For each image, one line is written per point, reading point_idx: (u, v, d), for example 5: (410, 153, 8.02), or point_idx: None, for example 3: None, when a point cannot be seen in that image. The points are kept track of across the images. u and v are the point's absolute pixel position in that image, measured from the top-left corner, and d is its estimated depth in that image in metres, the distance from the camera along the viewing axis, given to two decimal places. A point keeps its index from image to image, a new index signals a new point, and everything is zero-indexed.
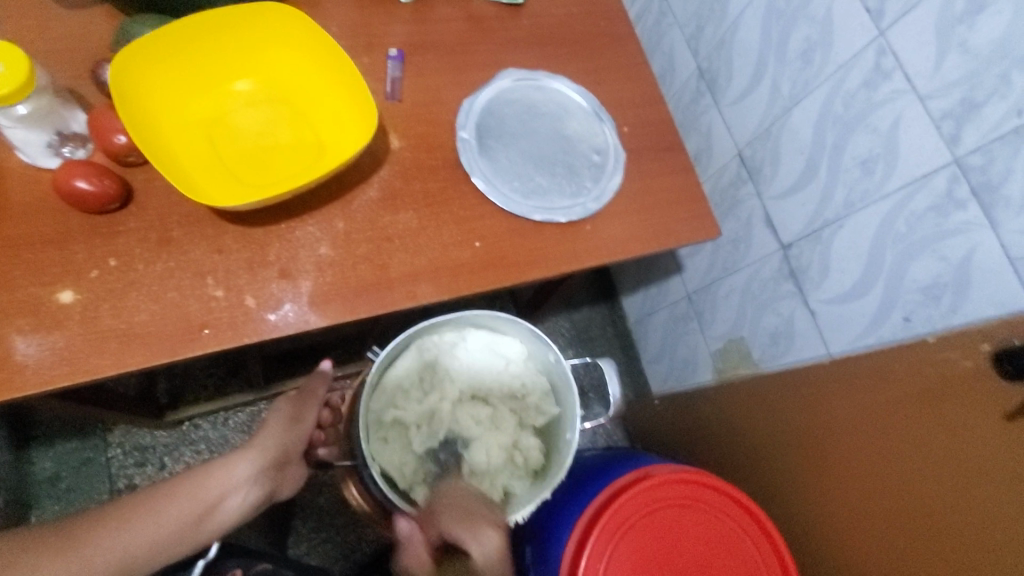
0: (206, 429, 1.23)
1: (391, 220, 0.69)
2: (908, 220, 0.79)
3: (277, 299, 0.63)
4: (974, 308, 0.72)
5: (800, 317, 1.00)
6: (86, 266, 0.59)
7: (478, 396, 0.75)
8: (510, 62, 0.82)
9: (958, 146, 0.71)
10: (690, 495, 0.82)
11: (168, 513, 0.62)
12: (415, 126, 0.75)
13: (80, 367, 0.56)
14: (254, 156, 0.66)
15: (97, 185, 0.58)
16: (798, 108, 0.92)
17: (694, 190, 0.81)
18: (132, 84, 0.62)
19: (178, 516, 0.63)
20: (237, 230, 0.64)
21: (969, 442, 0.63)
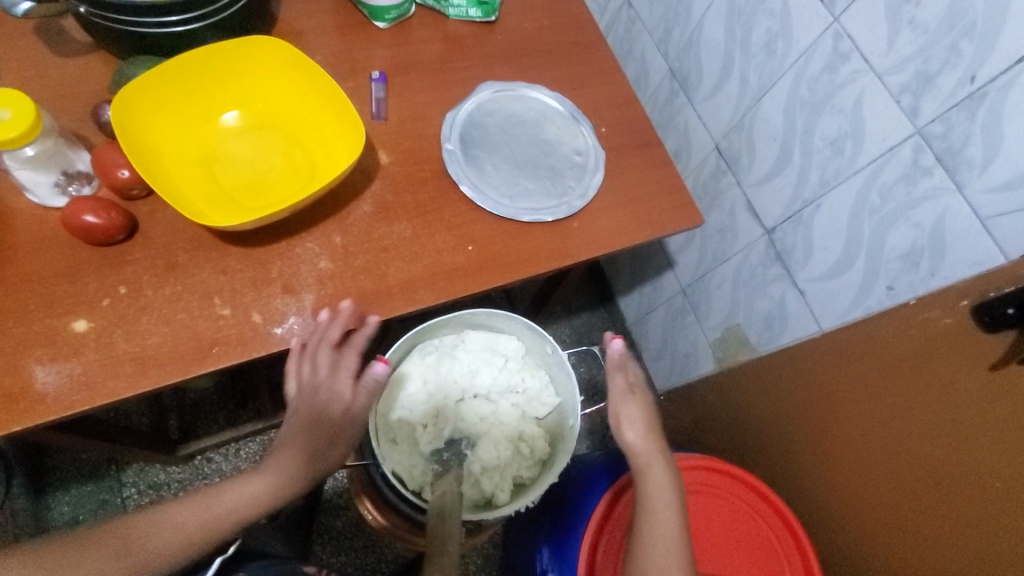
0: (218, 461, 1.24)
1: (386, 231, 0.72)
2: (881, 192, 0.82)
3: (282, 313, 0.66)
4: (951, 269, 0.76)
5: (791, 298, 1.03)
6: (98, 295, 0.62)
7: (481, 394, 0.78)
8: (489, 76, 0.86)
9: (919, 117, 0.74)
10: (702, 482, 0.85)
11: (186, 539, 0.59)
12: (402, 142, 0.78)
13: (98, 391, 0.58)
14: (250, 181, 0.70)
15: (105, 218, 0.61)
16: (767, 97, 0.96)
17: (675, 181, 0.85)
18: (131, 121, 0.65)
19: (195, 540, 0.59)
20: (239, 251, 0.67)
21: (960, 396, 0.66)
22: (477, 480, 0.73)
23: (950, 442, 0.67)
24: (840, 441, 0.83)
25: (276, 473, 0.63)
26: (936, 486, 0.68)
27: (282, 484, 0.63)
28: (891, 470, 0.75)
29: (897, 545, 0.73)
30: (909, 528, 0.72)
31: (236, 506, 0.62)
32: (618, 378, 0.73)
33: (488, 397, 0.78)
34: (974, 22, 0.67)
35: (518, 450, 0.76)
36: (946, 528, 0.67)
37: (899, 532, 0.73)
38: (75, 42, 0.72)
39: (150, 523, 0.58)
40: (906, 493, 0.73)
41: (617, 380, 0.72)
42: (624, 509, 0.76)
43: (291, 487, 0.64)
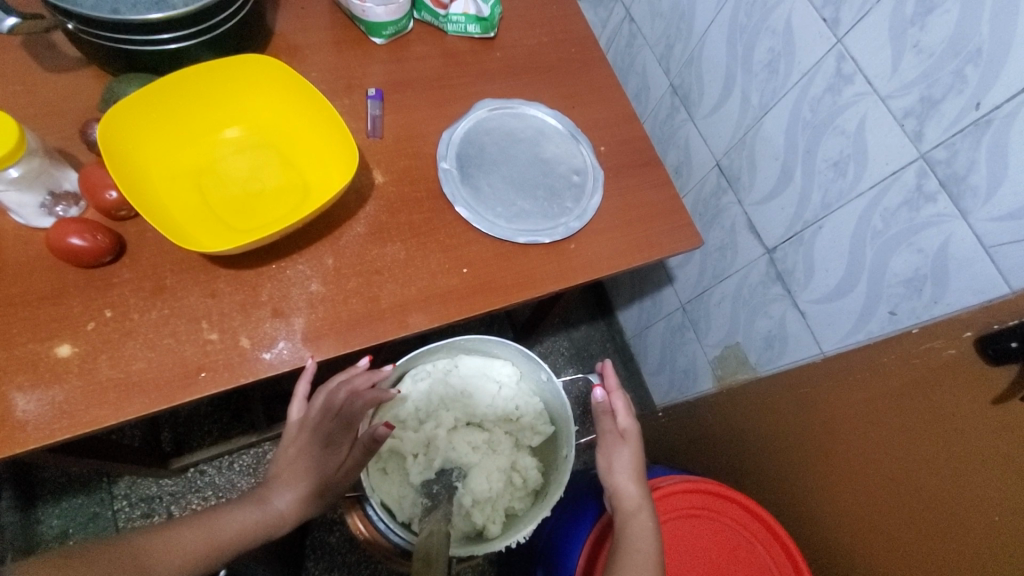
0: (211, 474, 1.23)
1: (379, 252, 0.71)
2: (884, 216, 0.81)
3: (271, 337, 0.64)
4: (955, 297, 0.74)
5: (791, 319, 1.01)
6: (83, 319, 0.61)
7: (474, 422, 0.77)
8: (487, 93, 0.85)
9: (922, 142, 0.73)
10: (698, 505, 0.84)
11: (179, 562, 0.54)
12: (398, 161, 0.77)
13: (80, 419, 0.57)
14: (241, 203, 0.68)
15: (90, 241, 0.60)
16: (769, 117, 0.95)
17: (674, 202, 0.84)
18: (120, 143, 0.64)
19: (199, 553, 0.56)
20: (229, 273, 0.66)
21: (962, 430, 0.64)
22: (468, 512, 0.72)
23: (948, 474, 0.66)
24: (839, 468, 0.82)
25: (268, 501, 0.62)
26: (934, 519, 0.67)
27: (273, 514, 0.62)
28: (888, 501, 0.74)
29: None
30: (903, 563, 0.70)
31: (229, 533, 0.59)
32: (608, 423, 0.74)
33: (482, 425, 0.77)
34: (980, 49, 0.65)
35: (510, 480, 0.75)
36: (940, 563, 0.65)
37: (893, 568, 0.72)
38: (66, 58, 0.71)
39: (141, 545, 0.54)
40: (903, 526, 0.71)
41: (606, 424, 0.74)
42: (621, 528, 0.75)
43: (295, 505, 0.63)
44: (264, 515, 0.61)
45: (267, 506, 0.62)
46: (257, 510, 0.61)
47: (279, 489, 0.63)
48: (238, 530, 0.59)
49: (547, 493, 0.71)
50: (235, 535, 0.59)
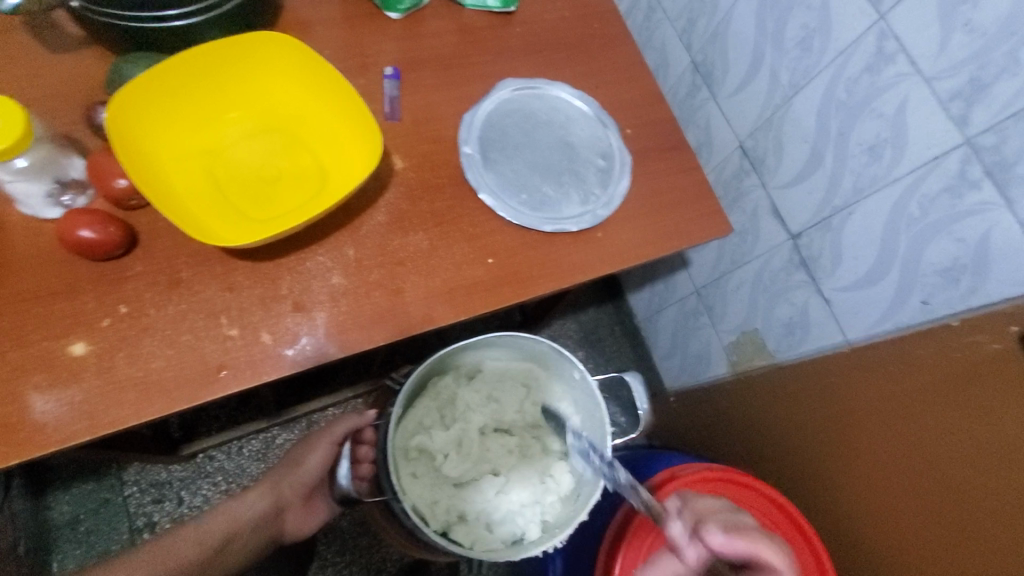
0: (221, 459, 1.21)
1: (401, 243, 0.68)
2: (921, 203, 0.78)
3: (293, 333, 0.62)
4: (995, 288, 0.72)
5: (814, 306, 0.99)
6: (97, 315, 0.58)
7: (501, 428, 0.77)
8: (508, 72, 0.81)
9: (968, 127, 0.70)
10: (717, 493, 0.85)
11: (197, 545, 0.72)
12: (417, 145, 0.73)
13: (100, 420, 0.55)
14: (257, 190, 0.65)
15: (102, 233, 0.57)
16: (800, 97, 0.91)
17: (702, 187, 0.81)
18: (128, 130, 0.60)
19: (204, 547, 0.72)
20: (247, 265, 0.63)
21: (999, 425, 0.65)
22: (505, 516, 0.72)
23: (983, 465, 0.66)
24: (865, 459, 0.82)
25: (274, 490, 0.83)
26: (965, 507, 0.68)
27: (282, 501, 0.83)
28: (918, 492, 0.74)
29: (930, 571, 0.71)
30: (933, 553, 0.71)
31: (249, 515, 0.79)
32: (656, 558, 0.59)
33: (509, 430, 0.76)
34: None
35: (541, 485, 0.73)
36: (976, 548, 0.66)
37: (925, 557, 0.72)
38: (66, 36, 0.67)
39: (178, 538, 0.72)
40: (932, 517, 0.72)
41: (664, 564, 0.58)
42: None
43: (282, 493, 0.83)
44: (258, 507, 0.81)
45: (272, 494, 0.82)
46: (266, 496, 0.82)
47: (283, 476, 0.85)
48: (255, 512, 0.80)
49: (582, 498, 0.68)
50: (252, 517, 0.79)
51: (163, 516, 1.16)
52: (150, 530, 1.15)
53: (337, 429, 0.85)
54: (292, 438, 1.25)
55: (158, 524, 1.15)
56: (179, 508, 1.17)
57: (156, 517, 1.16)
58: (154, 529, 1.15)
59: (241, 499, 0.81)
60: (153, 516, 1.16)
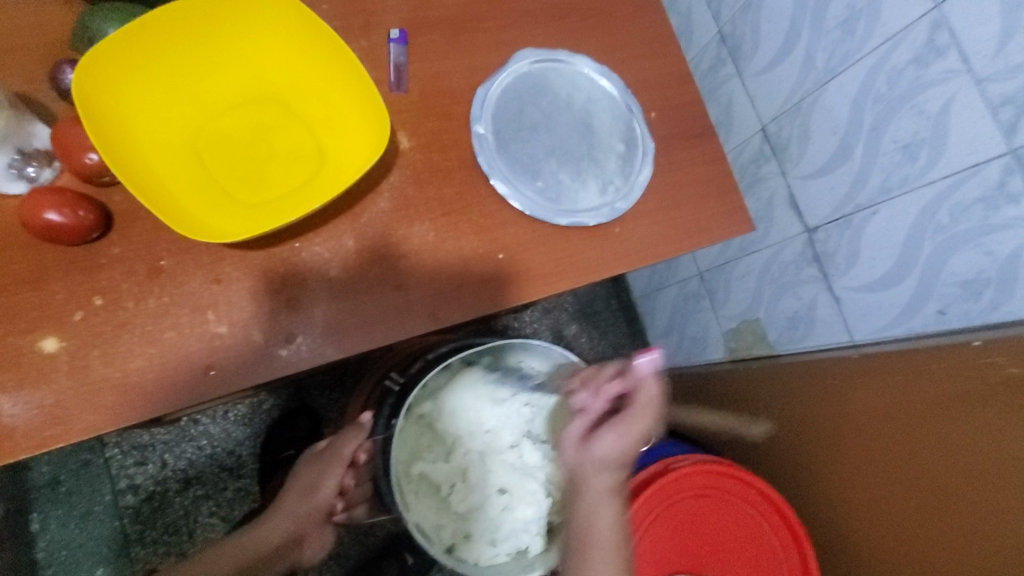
0: (205, 423, 1.18)
1: (406, 233, 0.63)
2: (953, 211, 0.74)
3: (288, 331, 0.57)
4: (1019, 305, 0.69)
5: (823, 303, 0.96)
6: (68, 308, 0.52)
7: None
8: (527, 40, 0.73)
9: (1016, 136, 0.65)
10: (711, 485, 0.85)
11: None
12: (425, 122, 0.66)
13: (75, 425, 0.50)
14: (245, 169, 0.58)
15: (70, 217, 0.51)
16: (835, 83, 0.85)
17: (727, 181, 0.76)
18: (96, 96, 0.52)
19: None
20: (236, 255, 0.57)
21: (1005, 450, 0.64)
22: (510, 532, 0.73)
23: (990, 484, 0.66)
24: (858, 466, 0.82)
25: (283, 521, 0.68)
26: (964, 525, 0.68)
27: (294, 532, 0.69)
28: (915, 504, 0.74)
29: None
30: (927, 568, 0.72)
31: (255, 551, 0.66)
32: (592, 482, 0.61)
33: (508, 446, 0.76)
34: None
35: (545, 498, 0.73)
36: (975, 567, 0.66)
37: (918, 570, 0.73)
38: None
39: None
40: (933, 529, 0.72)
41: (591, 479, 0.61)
42: (641, 504, 0.82)
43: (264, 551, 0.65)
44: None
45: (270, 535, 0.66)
46: (277, 529, 0.67)
47: (292, 505, 0.69)
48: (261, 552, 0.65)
49: None
50: (248, 565, 0.65)
51: (146, 478, 1.14)
52: (132, 493, 1.13)
53: (348, 450, 0.68)
54: (278, 404, 1.22)
55: (141, 486, 1.14)
56: (162, 471, 1.15)
57: (138, 479, 1.14)
58: (137, 491, 1.13)
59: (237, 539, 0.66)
60: (136, 478, 1.14)
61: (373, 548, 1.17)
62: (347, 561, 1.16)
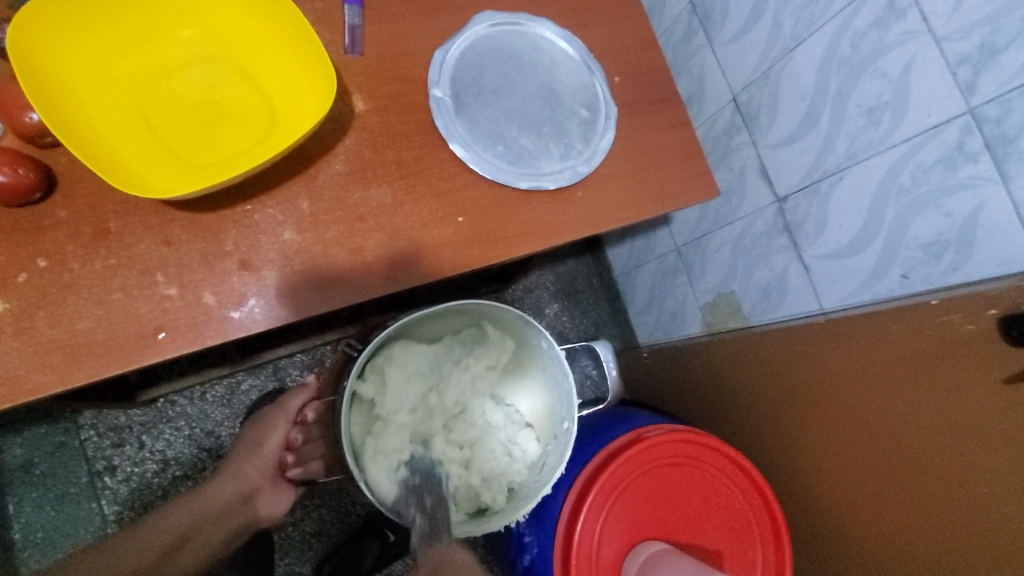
0: (182, 405, 1.17)
1: (362, 196, 0.62)
2: (914, 173, 0.74)
3: (240, 294, 0.57)
4: (977, 268, 0.69)
5: (793, 272, 0.96)
6: (12, 269, 0.52)
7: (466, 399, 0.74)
8: (488, 3, 0.72)
9: (973, 95, 0.65)
10: (683, 454, 0.85)
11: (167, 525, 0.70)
12: (382, 85, 0.66)
13: (21, 386, 0.50)
14: (193, 128, 0.58)
15: (11, 176, 0.50)
16: (801, 49, 0.84)
17: (691, 146, 0.75)
18: (34, 51, 0.51)
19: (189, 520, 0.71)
20: (186, 217, 0.56)
21: (965, 406, 0.65)
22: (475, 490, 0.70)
23: (966, 437, 0.65)
24: (826, 428, 0.83)
25: (239, 476, 0.79)
26: (951, 487, 0.67)
27: (249, 486, 0.79)
28: (892, 469, 0.74)
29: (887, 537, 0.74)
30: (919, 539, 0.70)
31: (211, 507, 0.75)
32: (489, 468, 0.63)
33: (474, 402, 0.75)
34: None
35: (507, 455, 0.72)
36: (964, 527, 0.65)
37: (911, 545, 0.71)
38: None
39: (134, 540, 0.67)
40: (914, 492, 0.71)
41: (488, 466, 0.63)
42: (612, 472, 0.82)
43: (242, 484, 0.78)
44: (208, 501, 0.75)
45: (236, 479, 0.78)
46: (232, 485, 0.78)
47: (243, 462, 0.80)
48: (220, 503, 0.76)
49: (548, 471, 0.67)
50: (214, 508, 0.75)
51: (123, 460, 1.13)
52: (110, 474, 1.12)
53: (293, 406, 0.83)
54: (257, 385, 1.21)
55: (118, 468, 1.13)
56: (140, 453, 1.14)
57: (115, 460, 1.13)
58: (115, 473, 1.13)
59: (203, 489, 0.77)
60: (113, 459, 1.13)
61: (353, 526, 1.17)
62: (326, 539, 1.16)
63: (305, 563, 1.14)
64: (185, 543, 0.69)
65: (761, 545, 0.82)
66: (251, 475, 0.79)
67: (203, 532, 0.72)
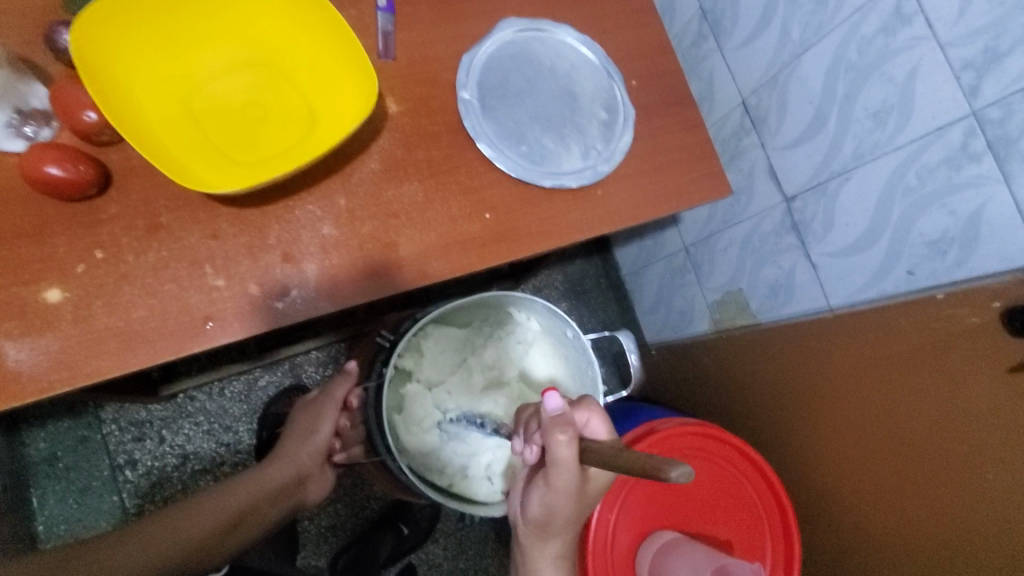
0: (202, 400, 1.19)
1: (395, 194, 0.65)
2: (919, 173, 0.77)
3: (282, 285, 0.60)
4: (979, 263, 0.72)
5: (800, 270, 0.98)
6: (70, 260, 0.55)
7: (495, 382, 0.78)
8: (512, 10, 0.75)
9: (977, 98, 0.69)
10: (697, 446, 0.87)
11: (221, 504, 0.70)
12: (412, 87, 0.69)
13: (79, 370, 0.53)
14: (238, 128, 0.61)
15: (71, 171, 0.53)
16: (810, 54, 0.88)
17: (706, 147, 0.78)
18: (93, 54, 0.55)
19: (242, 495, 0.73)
20: (232, 212, 0.59)
21: (968, 394, 0.69)
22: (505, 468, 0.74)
23: (971, 423, 0.68)
24: (834, 418, 0.87)
25: (293, 460, 0.81)
26: (961, 476, 0.69)
27: (300, 469, 0.82)
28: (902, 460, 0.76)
29: (895, 523, 0.77)
30: (936, 529, 0.72)
31: (268, 488, 0.77)
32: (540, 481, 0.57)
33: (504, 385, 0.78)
34: None
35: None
36: (976, 514, 0.68)
37: (926, 536, 0.73)
38: None
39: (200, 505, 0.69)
40: (926, 483, 0.73)
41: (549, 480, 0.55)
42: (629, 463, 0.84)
43: (290, 467, 0.81)
44: (257, 480, 0.77)
45: (290, 463, 0.81)
46: (286, 468, 0.80)
47: (296, 445, 0.83)
48: (276, 483, 0.78)
49: None
50: (270, 486, 0.77)
51: (144, 454, 1.16)
52: (131, 468, 1.14)
53: (341, 393, 0.85)
54: (273, 381, 1.23)
55: (139, 462, 1.15)
56: (160, 447, 1.16)
57: (136, 454, 1.15)
58: (136, 466, 1.15)
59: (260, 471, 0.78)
60: (134, 453, 1.15)
61: (368, 520, 1.20)
62: (343, 532, 1.18)
63: (321, 556, 1.17)
64: (245, 517, 0.70)
65: (770, 537, 0.85)
66: (304, 460, 0.82)
67: (260, 509, 0.73)
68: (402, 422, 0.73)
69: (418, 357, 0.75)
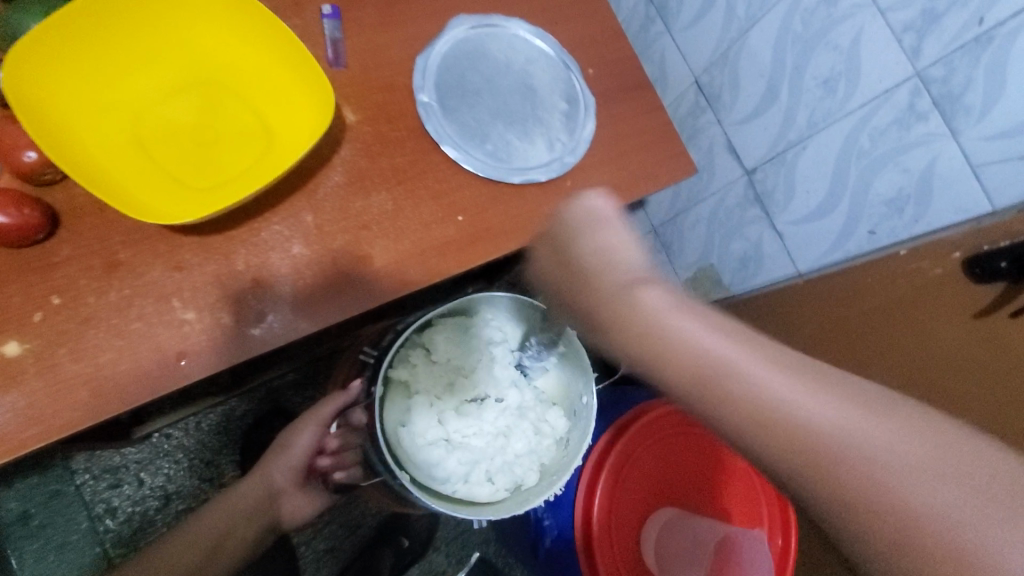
0: (178, 437, 1.14)
1: (364, 205, 0.63)
2: (871, 135, 0.79)
3: (257, 311, 0.57)
4: (936, 215, 0.75)
5: (767, 240, 1.01)
6: (27, 309, 0.52)
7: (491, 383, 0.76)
8: (461, 8, 0.74)
9: (919, 59, 0.71)
10: (684, 424, 0.87)
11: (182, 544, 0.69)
12: (369, 95, 0.67)
13: (51, 424, 0.51)
14: (193, 153, 0.58)
15: (16, 216, 0.50)
16: (756, 29, 0.89)
17: (666, 128, 0.79)
18: (28, 92, 0.52)
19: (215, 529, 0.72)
20: (194, 241, 0.57)
21: (940, 342, 0.72)
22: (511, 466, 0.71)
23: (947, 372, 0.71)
24: None
25: (266, 477, 0.80)
26: None
27: (276, 485, 0.80)
28: None
29: None
30: None
31: (238, 511, 0.76)
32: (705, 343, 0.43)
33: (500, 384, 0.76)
34: None
35: (537, 434, 0.73)
36: None
37: None
38: None
39: (172, 547, 0.68)
40: None
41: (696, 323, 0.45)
42: (623, 446, 0.84)
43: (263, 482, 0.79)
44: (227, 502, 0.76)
45: (263, 480, 0.79)
46: (258, 485, 0.79)
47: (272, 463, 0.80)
48: (250, 504, 0.77)
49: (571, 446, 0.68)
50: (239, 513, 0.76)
51: (123, 500, 1.10)
52: (111, 516, 1.09)
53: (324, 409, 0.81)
54: (252, 408, 1.18)
55: (119, 509, 1.10)
56: (139, 491, 1.11)
57: (115, 502, 1.10)
58: (116, 514, 1.10)
59: (232, 494, 0.78)
60: (113, 501, 1.09)
61: (366, 537, 1.18)
62: (340, 553, 1.16)
63: None
64: (222, 545, 0.71)
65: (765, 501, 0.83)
66: (278, 477, 0.80)
67: (238, 532, 0.74)
68: (403, 437, 0.71)
69: (412, 367, 0.74)
